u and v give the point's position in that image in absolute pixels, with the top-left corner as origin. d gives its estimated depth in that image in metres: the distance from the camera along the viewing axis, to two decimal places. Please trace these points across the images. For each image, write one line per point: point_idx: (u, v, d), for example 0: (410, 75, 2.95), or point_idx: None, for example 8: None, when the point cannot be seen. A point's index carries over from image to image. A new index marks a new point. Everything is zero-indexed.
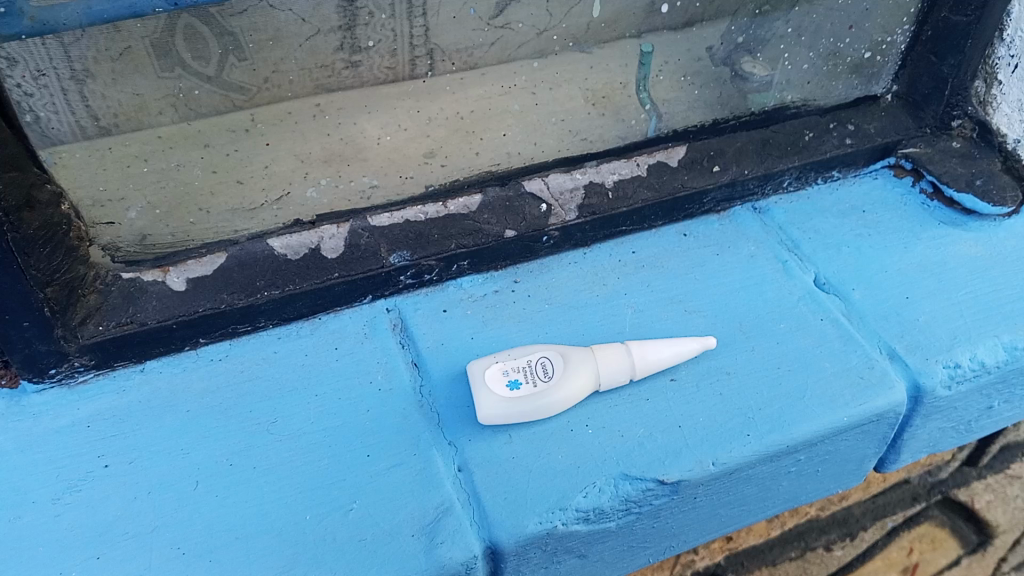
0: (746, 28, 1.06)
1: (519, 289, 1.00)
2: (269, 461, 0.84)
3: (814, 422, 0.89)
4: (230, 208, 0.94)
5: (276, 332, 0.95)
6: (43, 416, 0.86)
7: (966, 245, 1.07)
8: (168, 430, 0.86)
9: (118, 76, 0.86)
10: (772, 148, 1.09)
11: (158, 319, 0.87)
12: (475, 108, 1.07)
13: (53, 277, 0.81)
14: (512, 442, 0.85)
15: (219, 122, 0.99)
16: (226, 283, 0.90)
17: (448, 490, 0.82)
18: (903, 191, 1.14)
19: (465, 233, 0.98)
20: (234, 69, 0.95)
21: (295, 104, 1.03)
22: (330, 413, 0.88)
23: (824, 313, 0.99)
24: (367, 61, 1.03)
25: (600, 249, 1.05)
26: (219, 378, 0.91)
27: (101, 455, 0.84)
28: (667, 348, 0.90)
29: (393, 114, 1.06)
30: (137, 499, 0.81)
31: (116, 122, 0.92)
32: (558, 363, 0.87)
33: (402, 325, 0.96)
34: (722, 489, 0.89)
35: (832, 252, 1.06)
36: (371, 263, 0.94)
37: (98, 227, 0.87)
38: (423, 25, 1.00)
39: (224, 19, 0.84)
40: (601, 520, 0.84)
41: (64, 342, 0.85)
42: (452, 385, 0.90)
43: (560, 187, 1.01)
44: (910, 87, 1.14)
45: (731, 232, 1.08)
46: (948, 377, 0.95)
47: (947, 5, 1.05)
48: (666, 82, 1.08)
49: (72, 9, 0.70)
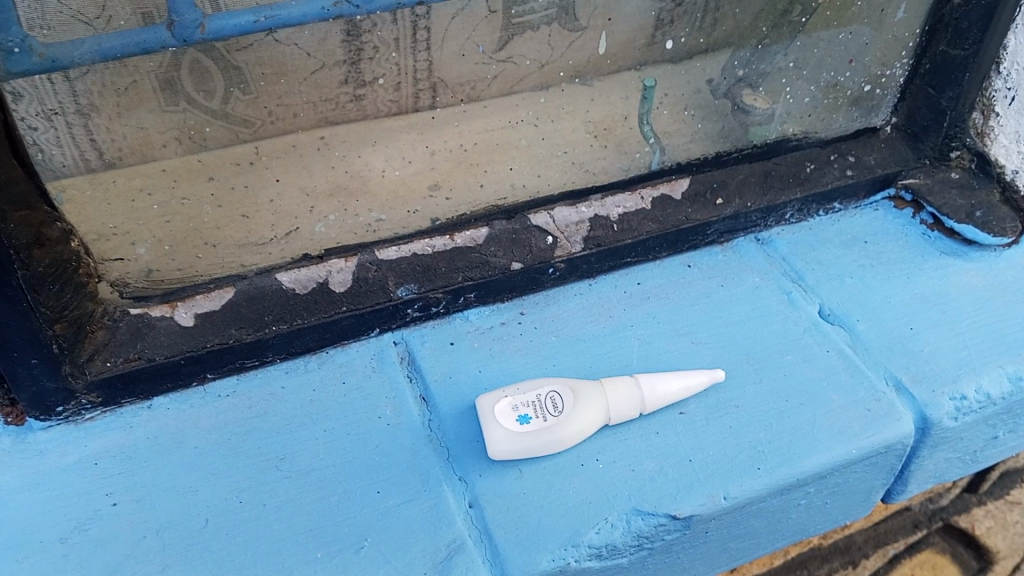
0: (748, 62, 1.05)
1: (525, 321, 1.01)
2: (278, 498, 0.84)
3: (821, 454, 0.89)
4: (237, 243, 0.93)
5: (284, 366, 0.95)
6: (49, 453, 0.86)
7: (967, 275, 1.08)
8: (176, 467, 0.86)
9: (123, 110, 0.81)
10: (775, 180, 1.10)
11: (166, 354, 0.88)
12: (480, 140, 1.03)
13: (62, 313, 0.81)
14: (523, 477, 0.85)
15: (224, 155, 0.90)
16: (235, 318, 0.91)
17: (459, 527, 0.82)
18: (903, 222, 1.15)
19: (472, 265, 0.99)
20: (238, 102, 0.88)
21: (300, 137, 0.95)
22: (340, 449, 0.88)
23: (829, 345, 0.99)
24: (371, 95, 0.96)
25: (605, 281, 1.06)
26: (227, 414, 0.90)
27: (109, 493, 0.84)
28: (676, 381, 0.90)
29: (396, 146, 1.01)
30: (146, 539, 0.80)
31: (120, 156, 0.84)
32: (568, 397, 0.87)
33: (409, 358, 0.97)
34: (732, 523, 0.88)
35: (836, 282, 1.07)
36: (379, 296, 0.96)
37: (107, 263, 0.86)
38: (426, 58, 0.95)
39: (232, 54, 0.81)
40: (614, 555, 0.83)
41: (72, 379, 0.85)
42: (461, 419, 0.90)
43: (566, 220, 1.03)
44: (909, 119, 1.15)
45: (735, 264, 1.09)
46: (955, 409, 0.95)
47: (945, 39, 1.06)
48: (667, 115, 1.06)
49: (83, 48, 0.73)
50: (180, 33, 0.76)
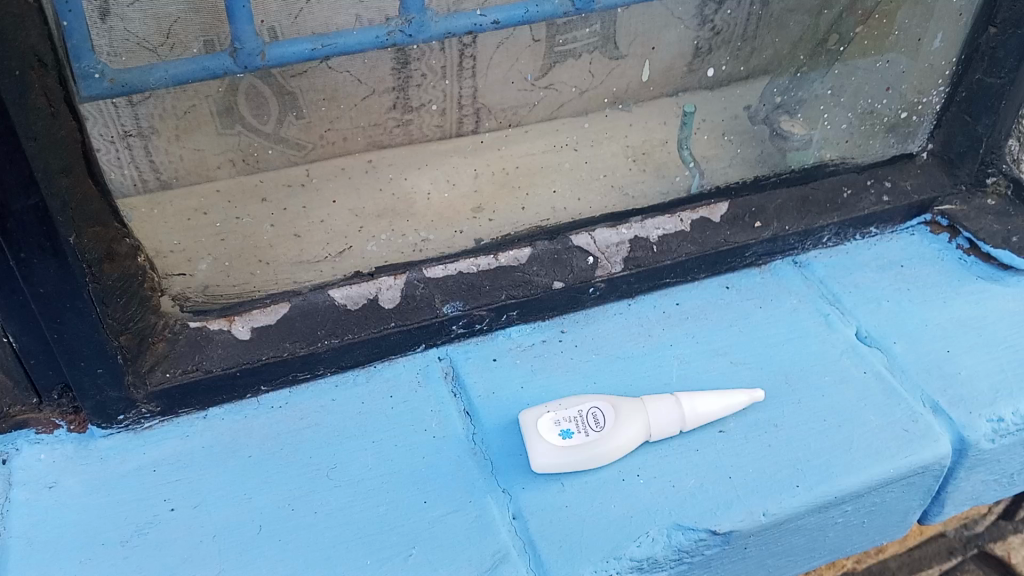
0: (786, 89, 1.06)
1: (566, 339, 1.04)
2: (329, 506, 0.87)
3: (859, 474, 0.90)
4: (291, 261, 0.96)
5: (334, 379, 0.99)
6: (110, 459, 0.90)
7: (1003, 300, 1.10)
8: (231, 475, 0.89)
9: (182, 132, 0.83)
10: (812, 205, 1.13)
11: (223, 366, 0.92)
12: (521, 163, 1.04)
13: (127, 326, 0.86)
14: (565, 490, 0.88)
15: (278, 177, 0.92)
16: (289, 333, 0.94)
17: (504, 537, 0.84)
18: (939, 247, 1.17)
19: (515, 284, 1.02)
20: (292, 126, 0.89)
21: (350, 159, 0.96)
22: (387, 460, 0.91)
23: (867, 367, 1.01)
24: (417, 120, 0.97)
25: (645, 301, 1.09)
26: (280, 425, 0.94)
27: (167, 499, 0.87)
28: (716, 401, 0.92)
29: (443, 169, 1.02)
30: (203, 543, 0.84)
31: (176, 177, 0.86)
32: (609, 413, 0.90)
33: (453, 373, 1.00)
34: (771, 540, 0.90)
35: (873, 305, 1.08)
36: (426, 312, 0.99)
37: (170, 278, 0.90)
38: (471, 86, 0.97)
39: (286, 80, 0.85)
40: (654, 569, 0.85)
41: (134, 389, 0.89)
42: (505, 434, 0.93)
43: (606, 241, 1.06)
44: (945, 146, 1.17)
45: (773, 287, 1.11)
46: (992, 431, 0.96)
47: (981, 68, 1.09)
48: (705, 140, 1.07)
49: (155, 73, 0.77)
50: (243, 60, 0.81)
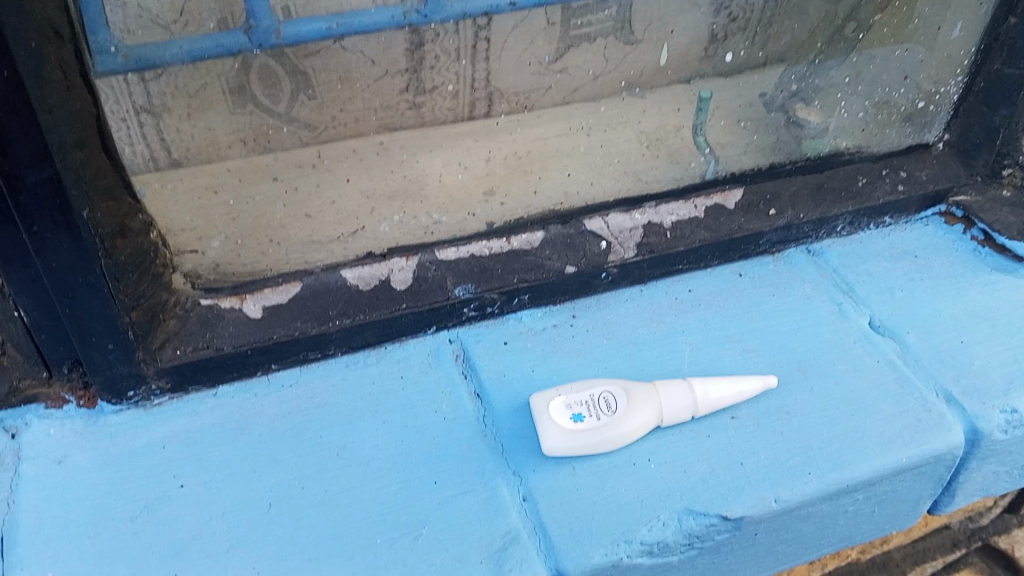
0: (803, 76, 1.08)
1: (578, 323, 1.03)
2: (339, 485, 0.86)
3: (871, 462, 0.90)
4: (301, 241, 0.96)
5: (344, 359, 0.98)
6: (119, 436, 0.90)
7: (1016, 291, 1.09)
8: (241, 453, 0.89)
9: (193, 111, 0.83)
10: (827, 193, 1.11)
11: (234, 345, 0.90)
12: (533, 147, 1.05)
13: (139, 302, 0.85)
14: (576, 474, 0.87)
15: (288, 158, 0.94)
16: (301, 312, 0.93)
17: (514, 519, 0.84)
18: (953, 238, 1.16)
19: (528, 268, 1.00)
20: (303, 107, 0.91)
21: (360, 141, 0.99)
22: (397, 441, 0.90)
23: (880, 355, 1.00)
24: (430, 103, 1.00)
25: (656, 287, 1.08)
26: (290, 404, 0.93)
27: (177, 475, 0.87)
28: (728, 388, 0.92)
29: (455, 152, 1.03)
30: (213, 520, 0.83)
31: (187, 156, 0.87)
32: (621, 398, 0.89)
33: (464, 356, 0.99)
34: (781, 526, 0.89)
35: (886, 295, 1.08)
36: (438, 294, 0.97)
37: (182, 256, 0.91)
38: (485, 69, 0.98)
39: (300, 60, 0.85)
40: (664, 553, 0.85)
41: (144, 365, 0.88)
42: (516, 417, 0.92)
43: (619, 226, 1.04)
44: (961, 136, 1.16)
45: (787, 275, 1.10)
46: (1006, 422, 0.95)
47: (1000, 58, 1.06)
48: (721, 126, 1.09)
49: (167, 52, 0.77)
50: (256, 38, 0.81)
